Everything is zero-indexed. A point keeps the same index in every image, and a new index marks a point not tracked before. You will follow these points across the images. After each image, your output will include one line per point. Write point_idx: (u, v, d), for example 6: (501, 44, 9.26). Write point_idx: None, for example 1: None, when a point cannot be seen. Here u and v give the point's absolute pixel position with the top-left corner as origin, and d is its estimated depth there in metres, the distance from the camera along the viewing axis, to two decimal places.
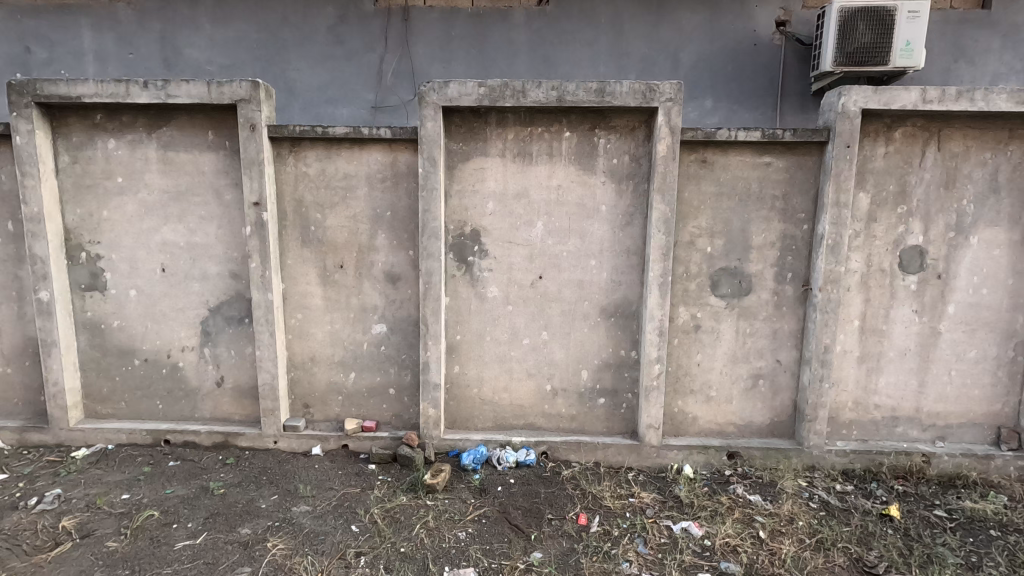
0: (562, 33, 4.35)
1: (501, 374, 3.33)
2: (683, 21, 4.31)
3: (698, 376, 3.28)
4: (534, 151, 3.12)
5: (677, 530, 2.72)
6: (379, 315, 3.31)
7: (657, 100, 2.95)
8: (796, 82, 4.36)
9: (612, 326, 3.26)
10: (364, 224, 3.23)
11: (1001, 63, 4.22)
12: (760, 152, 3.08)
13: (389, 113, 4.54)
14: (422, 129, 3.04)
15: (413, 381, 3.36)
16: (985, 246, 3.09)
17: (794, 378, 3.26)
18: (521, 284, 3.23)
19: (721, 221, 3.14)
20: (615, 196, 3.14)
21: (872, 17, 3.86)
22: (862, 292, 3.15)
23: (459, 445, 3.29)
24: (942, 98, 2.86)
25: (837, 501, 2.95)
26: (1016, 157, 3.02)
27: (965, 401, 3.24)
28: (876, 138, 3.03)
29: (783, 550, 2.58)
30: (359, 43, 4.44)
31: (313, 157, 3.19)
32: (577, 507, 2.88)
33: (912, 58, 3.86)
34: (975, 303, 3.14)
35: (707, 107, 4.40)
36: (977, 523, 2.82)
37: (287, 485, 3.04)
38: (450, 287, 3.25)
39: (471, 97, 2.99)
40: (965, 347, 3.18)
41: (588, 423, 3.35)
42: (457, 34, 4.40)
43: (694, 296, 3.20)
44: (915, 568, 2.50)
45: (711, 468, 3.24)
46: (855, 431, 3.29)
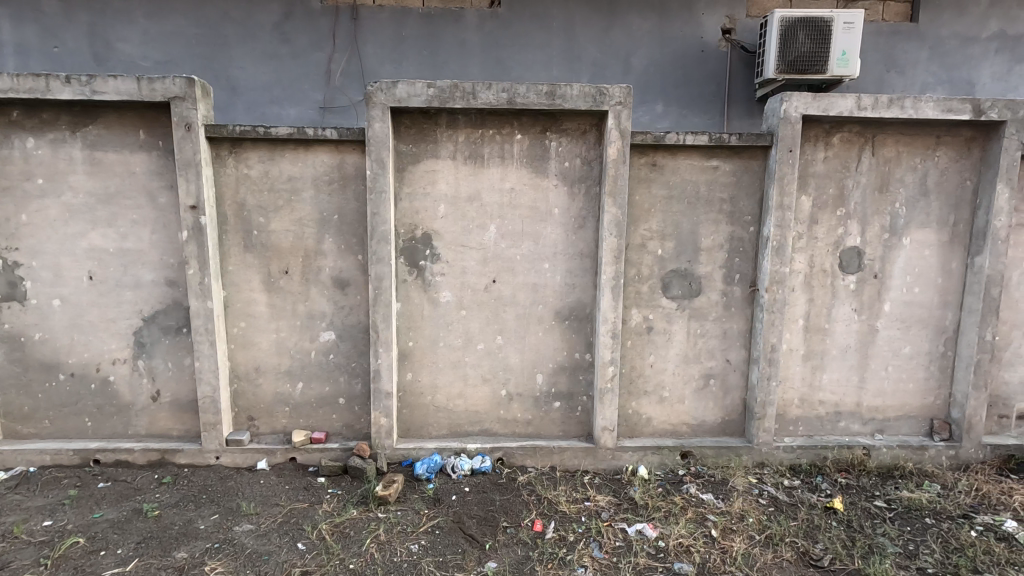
0: (515, 35, 4.34)
1: (455, 380, 3.27)
2: (634, 27, 4.36)
3: (651, 377, 3.31)
4: (486, 153, 3.09)
5: (632, 532, 2.73)
6: (327, 322, 3.20)
7: (607, 104, 2.96)
8: (742, 88, 4.49)
9: (567, 329, 3.25)
10: (310, 228, 3.12)
11: (929, 74, 4.46)
12: (708, 156, 3.14)
13: (339, 113, 4.42)
14: (370, 130, 2.95)
15: (365, 390, 3.27)
16: (916, 246, 3.24)
17: (744, 377, 3.34)
18: (475, 288, 3.19)
19: (671, 224, 3.18)
20: (567, 199, 3.14)
21: (810, 27, 4.01)
22: (806, 292, 3.25)
23: (413, 455, 3.21)
24: (875, 105, 2.99)
25: (784, 497, 3.02)
26: (943, 162, 3.19)
27: (901, 395, 3.39)
28: (816, 142, 3.13)
29: (734, 547, 2.61)
30: (306, 41, 4.31)
31: (256, 158, 3.06)
32: (532, 513, 2.85)
33: (848, 67, 4.03)
34: (908, 301, 3.29)
35: (658, 111, 4.48)
36: (914, 512, 2.94)
37: (229, 503, 2.88)
38: (401, 293, 3.17)
39: (421, 98, 2.92)
40: (901, 344, 3.33)
41: (543, 427, 3.33)
42: (408, 34, 4.33)
43: (646, 298, 3.23)
44: (857, 559, 2.57)
45: (665, 469, 3.27)
46: (802, 427, 3.39)
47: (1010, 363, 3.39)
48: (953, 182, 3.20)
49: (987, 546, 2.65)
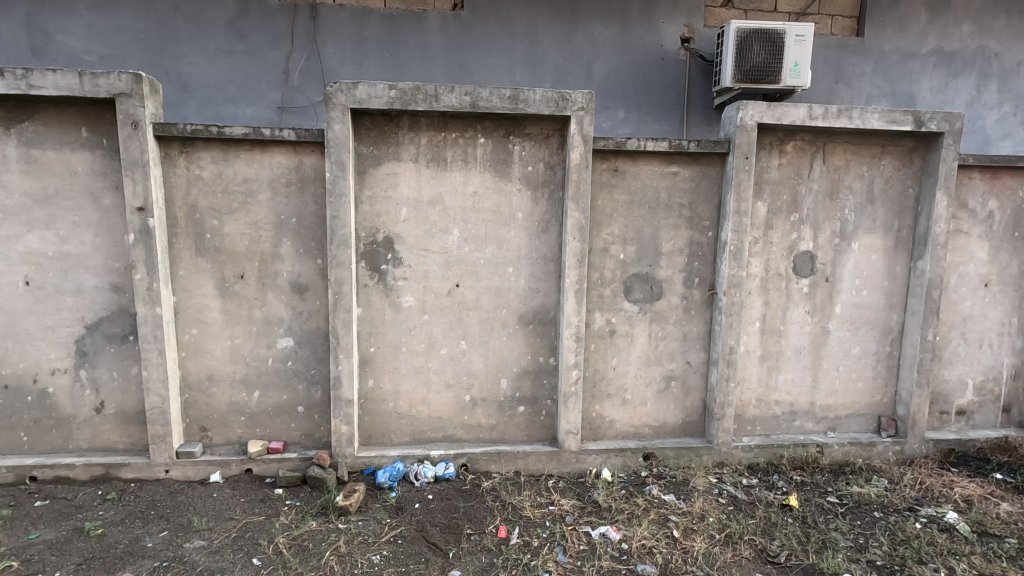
0: (478, 39, 4.33)
1: (418, 386, 3.22)
2: (595, 34, 4.42)
3: (614, 380, 3.34)
4: (448, 157, 3.06)
5: (596, 535, 2.74)
6: (285, 328, 3.11)
7: (570, 109, 2.98)
8: (700, 96, 4.60)
9: (530, 333, 3.25)
10: (267, 231, 3.02)
11: (873, 86, 4.68)
12: (668, 162, 3.20)
13: (298, 113, 4.32)
14: (329, 131, 2.88)
15: (324, 398, 3.18)
16: (864, 251, 3.38)
17: (703, 378, 3.41)
18: (438, 292, 3.15)
19: (633, 229, 3.22)
20: (531, 203, 3.14)
21: (764, 39, 4.14)
22: (761, 295, 3.35)
23: (375, 463, 3.15)
24: (826, 115, 3.11)
25: (743, 495, 3.09)
26: (888, 170, 3.34)
27: (851, 394, 3.52)
28: (770, 150, 3.23)
29: (695, 547, 2.65)
30: (262, 39, 4.19)
31: (208, 158, 2.94)
32: (496, 519, 2.83)
33: (799, 77, 4.18)
34: (857, 303, 3.43)
35: (620, 117, 4.54)
36: (864, 506, 3.05)
37: (179, 519, 2.76)
38: (362, 298, 3.11)
39: (382, 100, 2.88)
40: (851, 344, 3.46)
41: (508, 432, 3.32)
42: (369, 35, 4.26)
43: (609, 301, 3.27)
44: (812, 554, 2.65)
45: (628, 470, 3.30)
46: (759, 427, 3.48)
47: (950, 362, 3.57)
48: (896, 190, 3.36)
49: (931, 537, 2.77)
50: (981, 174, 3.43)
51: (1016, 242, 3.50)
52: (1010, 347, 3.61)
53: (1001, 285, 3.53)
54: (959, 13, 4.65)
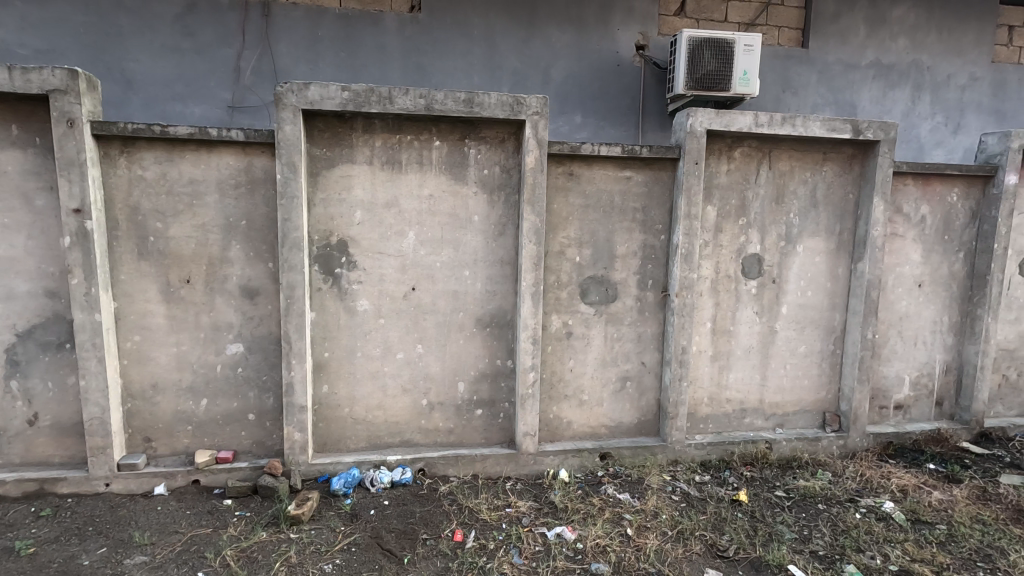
0: (435, 41, 4.32)
1: (374, 391, 3.18)
2: (552, 39, 4.47)
3: (571, 382, 3.38)
4: (403, 160, 3.04)
5: (551, 536, 2.76)
6: (234, 333, 3.02)
7: (524, 113, 3.00)
8: (654, 102, 4.71)
9: (488, 336, 3.25)
10: (214, 234, 2.93)
11: (818, 95, 4.89)
12: (622, 167, 3.26)
13: (250, 113, 4.21)
14: (280, 132, 2.82)
15: (277, 405, 3.11)
16: (808, 253, 3.52)
17: (657, 378, 3.48)
18: (393, 296, 3.12)
19: (588, 232, 3.27)
20: (487, 206, 3.15)
21: (715, 48, 4.26)
22: (712, 297, 3.45)
23: (330, 470, 3.09)
24: (771, 123, 3.22)
25: (695, 492, 3.17)
26: (830, 176, 3.49)
27: (798, 391, 3.66)
28: (719, 156, 3.34)
29: (647, 544, 2.70)
30: (212, 36, 4.07)
31: (151, 158, 2.84)
32: (453, 523, 2.82)
33: (749, 85, 4.32)
34: (802, 304, 3.57)
35: (577, 122, 4.61)
36: (809, 499, 3.17)
37: (119, 534, 2.64)
38: (316, 302, 3.05)
39: (335, 101, 2.83)
40: (797, 343, 3.60)
41: (466, 435, 3.31)
42: (324, 35, 4.20)
43: (565, 304, 3.30)
44: (759, 547, 2.74)
45: (585, 470, 3.34)
46: (711, 425, 3.58)
47: (888, 359, 3.75)
48: (838, 195, 3.51)
49: (869, 526, 2.90)
50: (915, 180, 3.62)
51: (946, 245, 3.71)
52: (942, 344, 3.82)
53: (933, 286, 3.74)
54: (895, 27, 4.91)
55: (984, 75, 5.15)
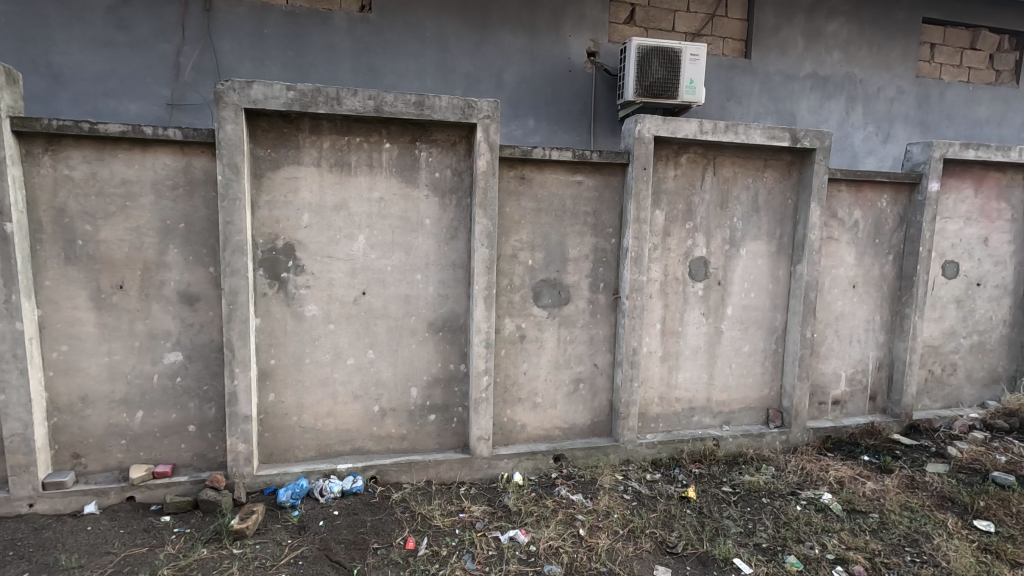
0: (386, 42, 4.27)
1: (324, 399, 3.10)
2: (505, 43, 4.49)
3: (524, 385, 3.39)
4: (352, 161, 2.98)
5: (505, 540, 2.75)
6: (173, 341, 2.88)
7: (475, 117, 2.99)
8: (606, 107, 4.80)
9: (440, 341, 3.22)
10: (150, 238, 2.80)
11: (760, 105, 5.09)
12: (573, 171, 3.30)
13: (189, 111, 4.04)
14: (220, 132, 2.71)
15: (219, 415, 2.98)
16: (752, 256, 3.66)
17: (609, 379, 3.54)
18: (343, 301, 3.06)
19: (540, 236, 3.30)
20: (438, 209, 3.13)
21: (663, 56, 4.37)
22: (661, 299, 3.53)
23: (276, 481, 2.99)
24: (715, 130, 3.33)
25: (646, 490, 3.24)
26: (771, 182, 3.63)
27: (743, 389, 3.79)
28: (666, 162, 3.43)
29: (599, 544, 2.73)
30: (148, 30, 3.89)
31: (79, 158, 2.68)
32: (405, 531, 2.77)
33: (695, 93, 4.45)
34: (746, 305, 3.70)
35: (530, 126, 4.66)
36: (753, 493, 3.28)
37: (43, 558, 2.47)
38: (261, 307, 2.95)
39: (279, 101, 2.75)
40: (742, 343, 3.73)
41: (419, 441, 3.27)
42: (269, 32, 4.08)
43: (518, 307, 3.31)
44: (706, 542, 2.81)
45: (539, 473, 3.36)
46: (661, 424, 3.66)
47: (826, 356, 3.94)
48: (778, 200, 3.66)
49: (809, 517, 3.02)
50: (848, 187, 3.82)
51: (877, 248, 3.93)
52: (875, 341, 4.03)
53: (866, 286, 3.95)
54: (830, 41, 5.17)
55: (910, 88, 5.49)
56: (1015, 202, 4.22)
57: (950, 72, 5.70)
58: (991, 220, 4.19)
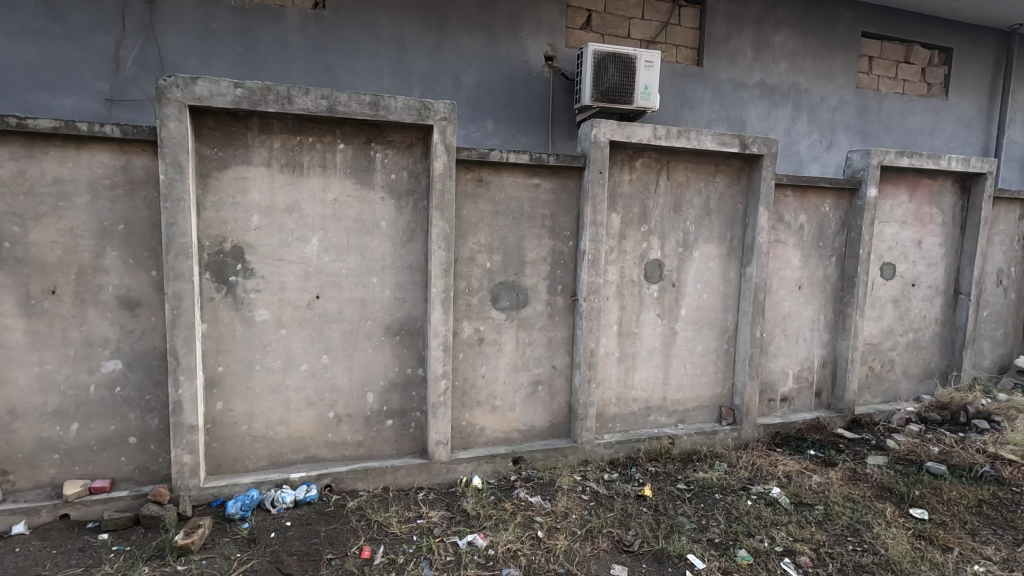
0: (341, 41, 4.19)
1: (276, 406, 3.00)
2: (462, 45, 4.47)
3: (483, 388, 3.38)
4: (305, 162, 2.90)
5: (463, 544, 2.73)
6: (111, 349, 2.74)
7: (431, 118, 2.97)
8: (563, 111, 4.84)
9: (397, 344, 3.17)
10: (85, 240, 2.65)
11: (712, 112, 5.25)
12: (530, 174, 3.32)
13: (131, 108, 3.86)
14: (163, 130, 2.59)
15: (163, 426, 2.85)
16: (704, 258, 3.76)
17: (568, 381, 3.57)
18: (295, 305, 2.97)
19: (498, 238, 3.30)
20: (395, 212, 3.08)
21: (618, 62, 4.45)
22: (618, 300, 3.59)
23: (225, 493, 2.88)
24: (668, 136, 3.41)
25: (604, 490, 3.28)
26: (721, 187, 3.74)
27: (698, 387, 3.88)
28: (622, 166, 3.49)
29: (557, 546, 2.75)
30: (85, 21, 3.70)
31: (5, 154, 2.51)
32: (361, 540, 2.72)
33: (649, 99, 4.54)
34: (699, 306, 3.80)
35: (489, 128, 4.66)
36: (707, 490, 3.37)
37: None
38: (208, 312, 2.84)
39: (226, 99, 2.65)
40: (696, 343, 3.83)
41: (376, 447, 3.21)
42: (217, 27, 3.94)
43: (476, 310, 3.30)
44: (661, 539, 2.86)
45: (497, 476, 3.35)
46: (619, 424, 3.71)
47: (774, 355, 4.08)
48: (728, 204, 3.78)
49: (759, 512, 3.12)
50: (794, 192, 3.98)
51: (821, 250, 4.11)
52: (820, 340, 4.21)
53: (811, 287, 4.12)
54: (777, 52, 5.38)
55: (851, 98, 5.77)
56: (945, 207, 4.49)
57: (887, 84, 6.02)
58: (925, 225, 4.44)
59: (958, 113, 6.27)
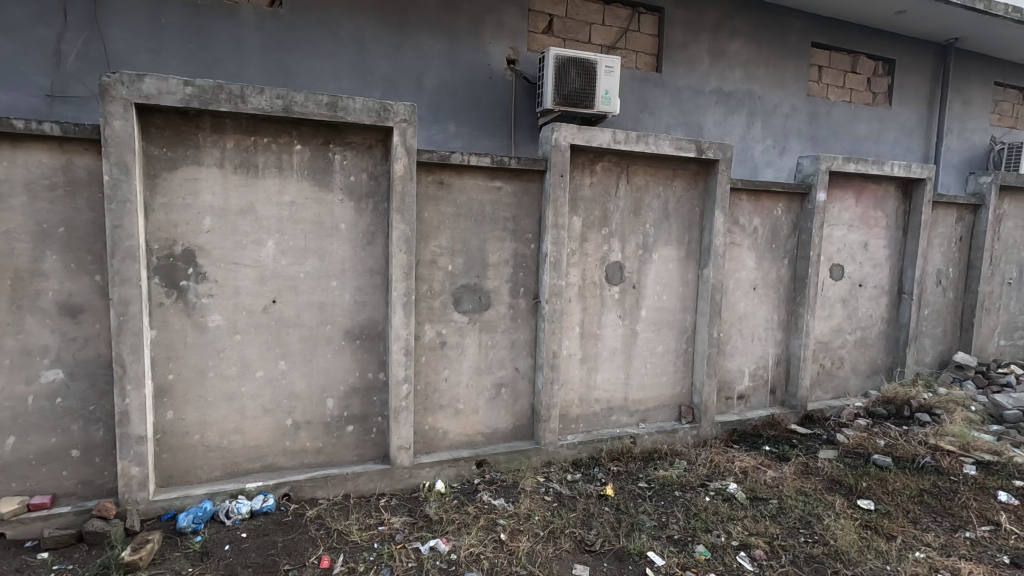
0: (299, 40, 4.11)
1: (230, 415, 2.91)
2: (424, 47, 4.45)
3: (446, 392, 3.36)
4: (260, 163, 2.83)
5: (425, 550, 2.71)
6: (52, 358, 2.60)
7: (391, 120, 2.94)
8: (526, 114, 4.87)
9: (358, 349, 3.12)
10: (22, 243, 2.51)
11: (671, 117, 5.38)
12: (492, 177, 3.32)
13: (73, 104, 3.68)
14: (107, 128, 2.49)
15: (109, 437, 2.73)
16: (663, 261, 3.84)
17: (531, 383, 3.58)
18: (251, 310, 2.89)
19: (459, 241, 3.29)
20: (354, 214, 3.04)
21: (579, 66, 4.50)
22: (580, 302, 3.63)
23: (176, 505, 2.77)
24: (627, 140, 3.47)
25: (567, 491, 3.30)
26: (679, 190, 3.83)
27: (658, 387, 3.96)
28: (583, 169, 3.53)
29: (520, 547, 2.76)
30: (23, 13, 3.52)
31: None
32: (320, 549, 2.66)
33: (610, 104, 4.61)
34: (659, 307, 3.87)
35: (451, 131, 4.65)
36: (667, 488, 3.43)
37: None
38: (157, 318, 2.74)
39: (175, 97, 2.56)
40: (656, 343, 3.90)
41: (336, 454, 3.15)
42: (167, 23, 3.80)
43: (438, 313, 3.28)
44: (622, 537, 2.90)
45: (461, 480, 3.33)
46: (582, 424, 3.75)
47: (731, 354, 4.20)
48: (686, 207, 3.87)
49: (716, 507, 3.20)
50: (748, 196, 4.10)
51: (775, 252, 4.25)
52: (774, 339, 4.36)
53: (765, 288, 4.26)
54: (732, 60, 5.55)
55: (802, 106, 5.99)
56: (888, 211, 4.72)
57: (835, 92, 6.28)
58: (870, 227, 4.65)
59: (901, 121, 6.59)
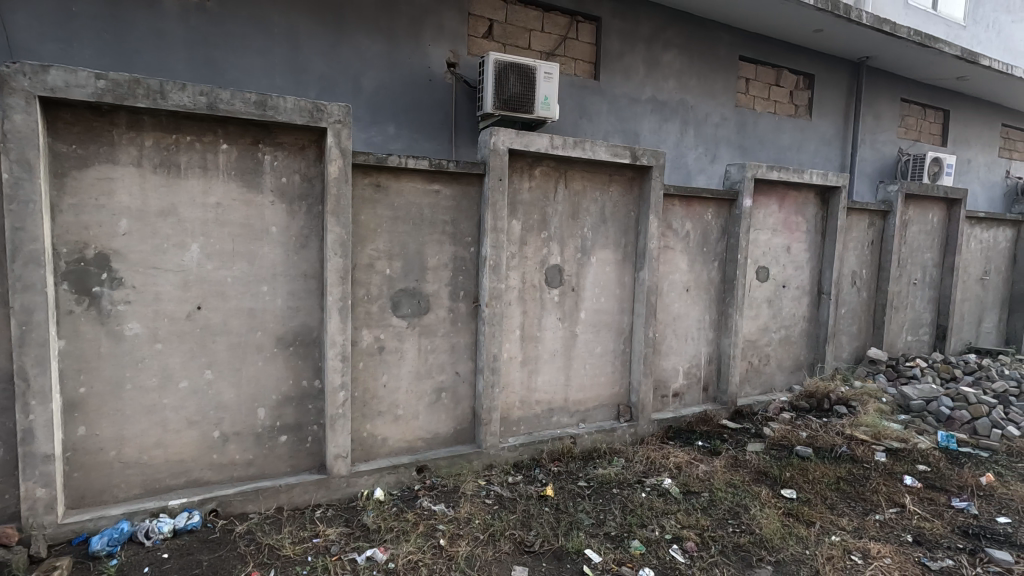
0: (228, 35, 3.94)
1: (151, 429, 2.75)
2: (361, 47, 4.38)
3: (384, 398, 3.30)
4: (182, 163, 2.69)
5: (361, 560, 2.65)
6: None
7: (324, 121, 2.87)
8: (466, 118, 4.88)
9: (291, 356, 3.02)
10: None
11: (609, 124, 5.52)
12: (430, 180, 3.30)
13: None
14: (6, 123, 2.29)
15: (10, 458, 2.51)
16: (601, 263, 3.93)
17: (472, 387, 3.58)
18: (173, 317, 2.74)
19: (397, 245, 3.24)
20: (286, 217, 2.94)
21: (519, 72, 4.55)
22: (520, 305, 3.66)
23: (89, 527, 2.58)
24: (564, 146, 3.54)
25: (508, 493, 3.32)
26: (615, 195, 3.94)
27: (597, 387, 4.05)
28: (521, 174, 3.57)
29: (459, 552, 2.74)
30: None
31: None
32: (249, 566, 2.55)
33: (549, 110, 4.67)
34: (597, 309, 3.96)
35: (391, 133, 4.61)
36: (605, 485, 3.51)
37: None
38: (67, 328, 2.55)
39: (86, 90, 2.39)
40: (595, 344, 3.99)
41: (268, 465, 3.03)
42: (79, 11, 3.55)
43: (376, 317, 3.22)
44: (561, 536, 2.94)
45: (401, 486, 3.28)
46: (523, 426, 3.78)
47: (667, 354, 4.35)
48: (622, 212, 3.98)
49: (652, 503, 3.30)
50: (680, 202, 4.27)
51: (705, 255, 4.44)
52: (706, 338, 4.55)
53: (697, 289, 4.44)
54: (666, 70, 5.77)
55: (730, 116, 6.30)
56: (808, 217, 5.03)
57: (761, 104, 6.64)
58: (792, 232, 4.94)
59: (820, 133, 7.04)
